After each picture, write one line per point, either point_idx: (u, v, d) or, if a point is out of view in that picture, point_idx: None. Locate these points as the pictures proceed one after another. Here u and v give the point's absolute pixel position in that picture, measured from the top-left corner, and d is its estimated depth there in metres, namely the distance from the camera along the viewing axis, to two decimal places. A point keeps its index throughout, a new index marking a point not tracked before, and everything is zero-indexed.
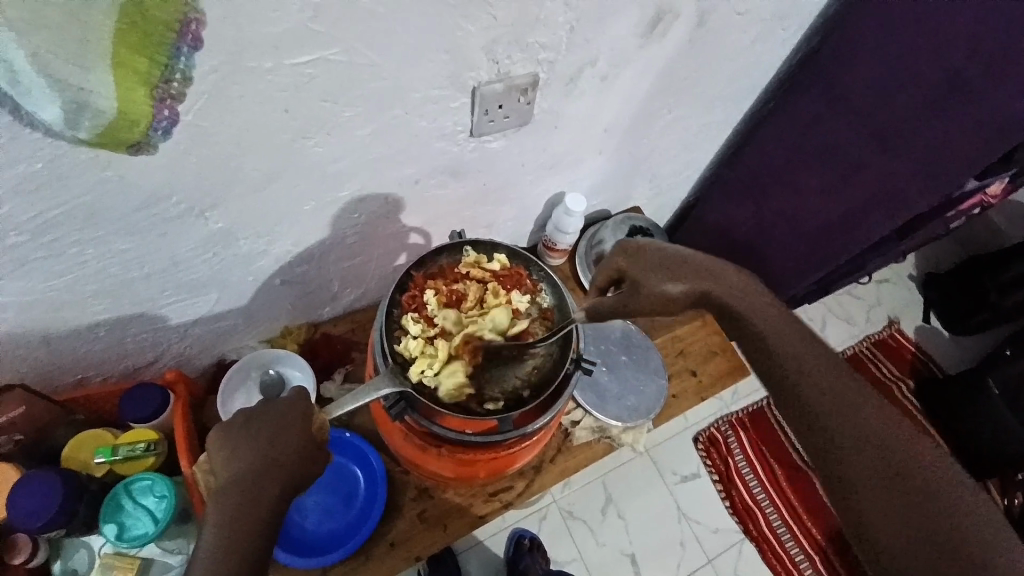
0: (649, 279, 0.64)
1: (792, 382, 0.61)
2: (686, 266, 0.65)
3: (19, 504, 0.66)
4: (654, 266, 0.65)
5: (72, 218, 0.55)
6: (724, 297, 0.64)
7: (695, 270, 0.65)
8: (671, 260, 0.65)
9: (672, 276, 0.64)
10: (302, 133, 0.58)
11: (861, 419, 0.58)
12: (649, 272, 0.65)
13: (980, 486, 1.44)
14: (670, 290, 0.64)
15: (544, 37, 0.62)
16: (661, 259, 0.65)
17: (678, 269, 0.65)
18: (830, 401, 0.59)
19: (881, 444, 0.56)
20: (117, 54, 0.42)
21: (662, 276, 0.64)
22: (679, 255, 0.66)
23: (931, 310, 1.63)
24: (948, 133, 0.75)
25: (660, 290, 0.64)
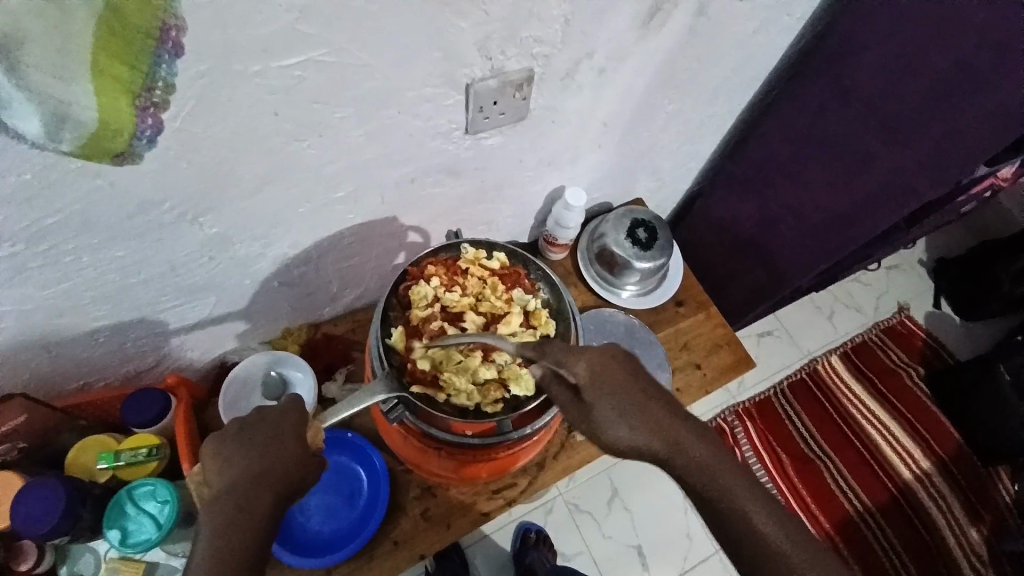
0: (602, 411, 0.55)
1: (730, 512, 0.56)
2: (644, 402, 0.56)
3: (22, 511, 0.67)
4: (613, 398, 0.55)
5: (63, 226, 0.54)
6: (682, 439, 0.57)
7: (643, 405, 0.56)
8: (631, 389, 0.56)
9: (624, 417, 0.55)
10: (294, 135, 0.57)
11: (798, 549, 0.55)
12: (605, 406, 0.55)
13: (990, 473, 1.43)
14: (623, 436, 0.55)
15: (538, 32, 0.61)
16: (615, 386, 0.56)
17: (634, 410, 0.56)
18: (760, 534, 0.55)
19: (794, 573, 0.54)
20: (97, 63, 0.40)
21: (618, 417, 0.55)
22: (631, 380, 0.56)
23: (941, 296, 1.61)
24: (958, 122, 0.72)
25: (612, 432, 0.55)
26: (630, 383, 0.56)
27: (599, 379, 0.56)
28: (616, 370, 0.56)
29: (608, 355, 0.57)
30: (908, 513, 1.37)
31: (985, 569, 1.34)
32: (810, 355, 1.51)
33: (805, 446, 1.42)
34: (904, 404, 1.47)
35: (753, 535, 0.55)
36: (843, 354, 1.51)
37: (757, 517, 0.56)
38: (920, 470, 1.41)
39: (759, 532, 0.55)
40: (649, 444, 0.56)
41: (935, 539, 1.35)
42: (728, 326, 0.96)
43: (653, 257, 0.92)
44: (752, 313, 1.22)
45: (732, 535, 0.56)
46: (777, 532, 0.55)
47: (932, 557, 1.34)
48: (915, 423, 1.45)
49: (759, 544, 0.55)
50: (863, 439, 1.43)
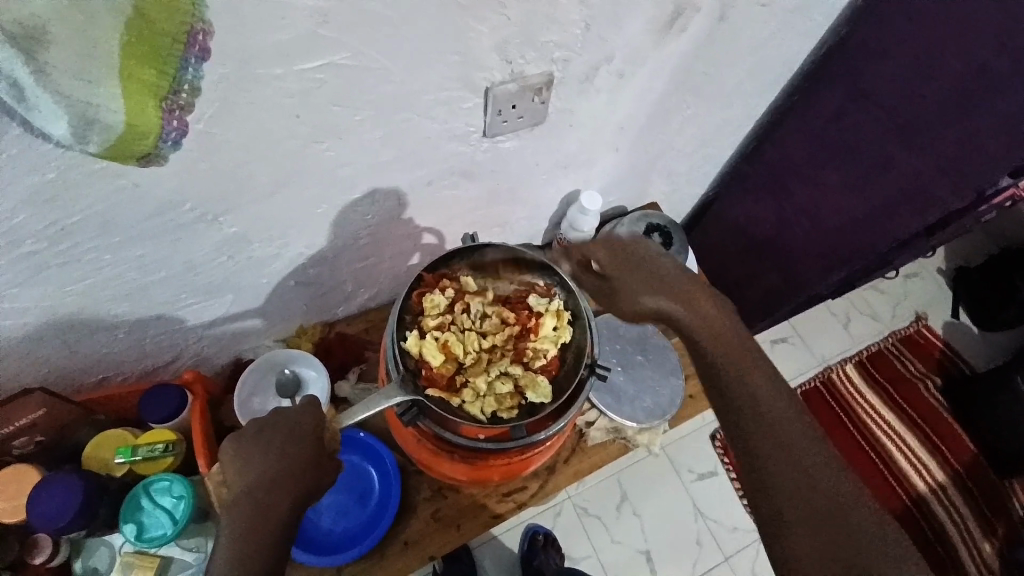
0: (628, 285, 0.61)
1: (756, 412, 0.57)
2: (666, 276, 0.62)
3: (41, 504, 0.68)
4: (639, 276, 0.62)
5: (86, 224, 0.55)
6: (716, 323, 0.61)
7: (673, 283, 0.62)
8: (672, 275, 0.63)
9: (652, 290, 0.61)
10: (313, 137, 0.58)
11: (821, 464, 0.54)
12: (629, 281, 0.61)
13: (1006, 486, 1.40)
14: (652, 304, 0.60)
15: (558, 36, 0.60)
16: (641, 268, 0.62)
17: (661, 283, 0.61)
18: (784, 437, 0.56)
19: (815, 485, 0.53)
20: (126, 66, 0.40)
21: (642, 288, 0.61)
22: (662, 265, 0.63)
23: (959, 306, 1.58)
24: (973, 126, 0.71)
25: (651, 306, 0.60)
26: (658, 261, 0.63)
27: (627, 260, 0.63)
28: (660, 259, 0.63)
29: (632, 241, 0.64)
30: (922, 525, 1.35)
31: None
32: (824, 362, 1.49)
33: None
34: (919, 414, 1.46)
35: (780, 444, 0.55)
36: (858, 362, 1.49)
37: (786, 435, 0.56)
38: (935, 482, 1.39)
39: (778, 434, 0.56)
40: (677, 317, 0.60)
41: (949, 554, 1.33)
42: None
43: None
44: (767, 318, 1.21)
45: (779, 474, 0.54)
46: (804, 445, 0.55)
47: (947, 571, 1.31)
48: (930, 433, 1.44)
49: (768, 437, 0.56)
50: (877, 448, 1.41)
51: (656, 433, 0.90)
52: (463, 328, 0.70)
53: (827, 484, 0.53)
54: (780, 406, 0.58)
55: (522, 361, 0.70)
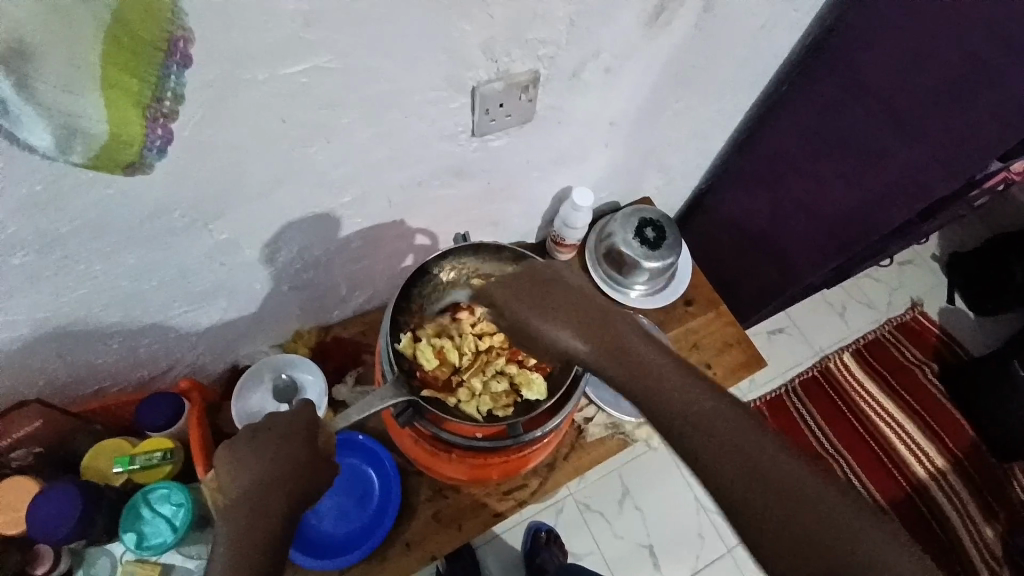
0: (524, 314, 0.57)
1: (684, 421, 0.52)
2: (558, 301, 0.58)
3: (40, 515, 0.68)
4: (528, 304, 0.58)
5: (77, 234, 0.55)
6: (624, 345, 0.56)
7: (562, 300, 0.58)
8: (569, 300, 0.58)
9: (558, 320, 0.57)
10: (301, 140, 0.58)
11: (770, 452, 0.49)
12: (532, 310, 0.57)
13: (1006, 470, 1.41)
14: (563, 338, 0.57)
15: (543, 32, 0.60)
16: (532, 291, 0.59)
17: (562, 311, 0.57)
18: (720, 440, 0.50)
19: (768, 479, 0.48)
20: (106, 75, 0.41)
21: (547, 316, 0.57)
22: (556, 288, 0.59)
23: (956, 292, 1.59)
24: (967, 117, 0.72)
25: (562, 343, 0.57)
26: (557, 285, 0.60)
27: (510, 291, 0.60)
28: (545, 277, 0.61)
29: (521, 274, 0.61)
30: (922, 510, 1.36)
31: (1002, 569, 1.32)
32: (821, 352, 1.49)
33: (817, 442, 1.41)
34: (917, 400, 1.46)
35: (722, 445, 0.50)
36: (855, 351, 1.49)
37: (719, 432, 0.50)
38: (935, 468, 1.39)
39: (716, 441, 0.50)
40: (590, 357, 0.57)
41: (951, 539, 1.33)
42: (739, 325, 0.95)
43: (661, 256, 0.91)
44: (762, 310, 1.21)
45: (725, 472, 0.49)
46: (737, 435, 0.50)
47: (949, 557, 1.32)
48: (928, 419, 1.44)
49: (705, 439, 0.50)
50: (876, 436, 1.42)
51: (654, 427, 0.91)
52: (457, 331, 0.72)
53: (776, 470, 0.48)
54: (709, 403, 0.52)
55: (517, 360, 0.71)
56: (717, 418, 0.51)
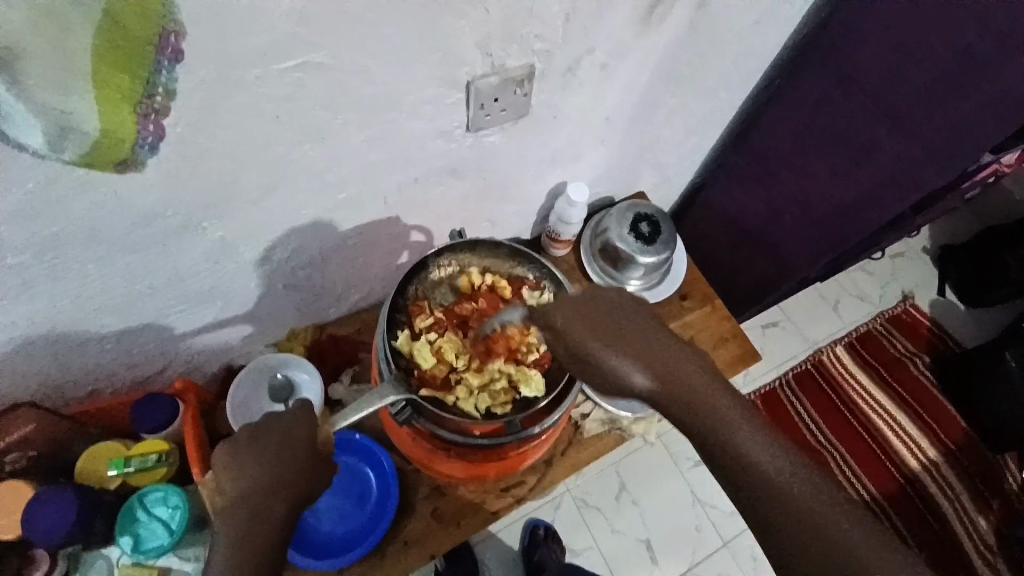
0: (596, 348, 0.55)
1: (748, 473, 0.53)
2: (626, 333, 0.56)
3: (35, 520, 0.67)
4: (596, 335, 0.56)
5: (69, 236, 0.54)
6: (688, 384, 0.55)
7: (633, 335, 0.56)
8: (648, 338, 0.57)
9: (628, 357, 0.55)
10: (295, 139, 0.57)
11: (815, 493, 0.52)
12: (599, 343, 0.55)
13: (998, 460, 1.43)
14: (631, 375, 0.55)
15: (539, 28, 0.60)
16: (601, 320, 0.57)
17: (618, 339, 0.56)
18: (784, 498, 0.51)
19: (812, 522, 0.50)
20: (100, 76, 0.40)
21: (608, 348, 0.55)
22: (626, 319, 0.57)
23: (946, 284, 1.60)
24: (957, 110, 0.72)
25: (624, 376, 0.55)
26: (620, 311, 0.58)
27: (577, 315, 0.57)
28: (623, 307, 0.59)
29: (584, 302, 0.58)
30: (917, 502, 1.37)
31: (995, 558, 1.34)
32: (815, 345, 1.50)
33: (812, 436, 1.42)
34: (910, 393, 1.47)
35: (777, 500, 0.51)
36: (848, 344, 1.50)
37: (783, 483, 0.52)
38: (928, 459, 1.41)
39: (764, 479, 0.52)
40: (657, 393, 0.55)
41: (945, 530, 1.35)
42: (734, 320, 0.95)
43: (657, 251, 0.91)
44: (758, 304, 1.22)
45: (763, 503, 0.52)
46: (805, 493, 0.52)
47: (943, 547, 1.34)
48: (922, 411, 1.45)
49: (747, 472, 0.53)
50: (870, 429, 1.43)
51: (651, 422, 0.91)
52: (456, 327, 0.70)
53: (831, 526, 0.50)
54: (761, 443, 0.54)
55: (517, 358, 0.70)
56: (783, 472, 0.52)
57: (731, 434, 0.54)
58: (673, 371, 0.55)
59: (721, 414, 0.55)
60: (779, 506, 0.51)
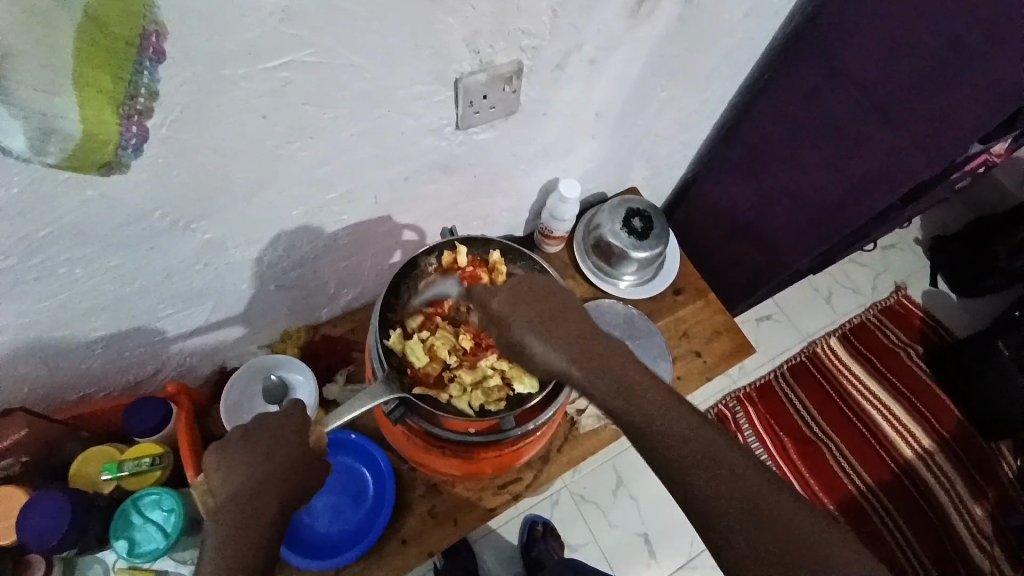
0: (525, 333, 0.57)
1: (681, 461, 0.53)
2: (550, 320, 0.58)
3: (29, 525, 0.67)
4: (527, 318, 0.58)
5: (56, 238, 0.54)
6: (619, 371, 0.57)
7: (559, 324, 0.59)
8: (563, 322, 0.59)
9: (546, 338, 0.57)
10: (283, 138, 0.57)
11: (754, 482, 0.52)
12: (522, 323, 0.57)
13: (992, 449, 1.44)
14: (543, 353, 0.57)
15: (527, 24, 0.60)
16: (529, 308, 0.59)
17: (553, 328, 0.58)
18: (729, 485, 0.51)
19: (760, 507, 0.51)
20: (81, 75, 0.39)
21: (530, 330, 0.57)
22: (564, 311, 0.60)
23: (939, 275, 1.61)
24: (944, 102, 0.72)
25: (549, 361, 0.57)
26: (559, 304, 0.60)
27: (518, 302, 0.59)
28: (552, 295, 0.61)
29: (535, 285, 0.61)
30: (911, 491, 1.38)
31: (991, 546, 1.34)
32: (809, 337, 1.51)
33: (807, 428, 1.43)
34: (904, 383, 1.48)
35: (722, 490, 0.51)
36: (842, 335, 1.51)
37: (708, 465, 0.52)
38: (922, 449, 1.42)
39: (695, 467, 0.52)
40: (573, 372, 0.57)
41: (940, 518, 1.36)
42: (728, 313, 0.96)
43: (650, 246, 0.92)
44: (752, 297, 1.22)
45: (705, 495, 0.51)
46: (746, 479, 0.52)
47: (938, 536, 1.34)
48: (915, 401, 1.46)
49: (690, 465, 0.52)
50: (864, 419, 1.44)
51: None
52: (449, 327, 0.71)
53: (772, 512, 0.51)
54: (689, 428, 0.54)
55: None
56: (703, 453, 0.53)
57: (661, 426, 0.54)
58: (578, 358, 0.57)
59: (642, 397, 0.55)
60: (718, 490, 0.51)
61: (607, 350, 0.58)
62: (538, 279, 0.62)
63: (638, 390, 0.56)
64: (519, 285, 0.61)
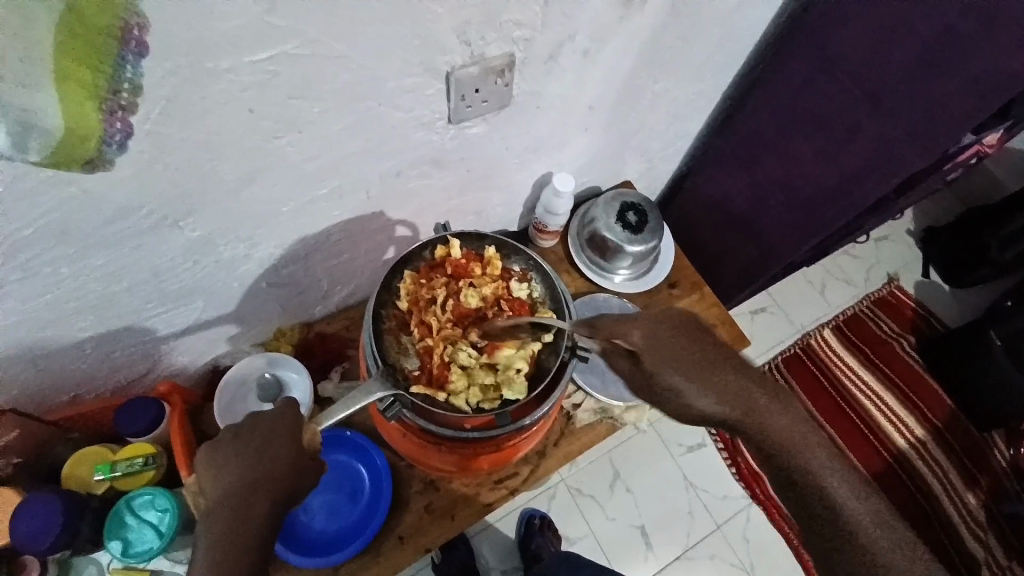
0: (665, 371, 0.56)
1: (818, 503, 0.53)
2: (704, 360, 0.57)
3: (22, 526, 0.67)
4: (671, 359, 0.56)
5: (41, 237, 0.53)
6: (767, 419, 0.56)
7: (701, 362, 0.57)
8: (708, 357, 0.58)
9: (690, 377, 0.56)
10: (272, 132, 0.56)
11: (883, 530, 0.51)
12: (666, 365, 0.56)
13: (985, 438, 1.45)
14: (698, 400, 0.56)
15: (517, 15, 0.59)
16: (676, 347, 0.57)
17: (701, 368, 0.57)
18: (847, 526, 0.51)
19: (879, 556, 0.50)
20: (61, 67, 0.39)
21: (677, 371, 0.56)
22: (699, 347, 0.58)
23: (931, 266, 1.62)
24: (940, 90, 0.72)
25: (695, 403, 0.56)
26: (701, 341, 0.59)
27: (657, 345, 0.57)
28: (693, 327, 0.60)
29: (657, 318, 0.59)
30: (904, 479, 1.39)
31: (985, 535, 1.36)
32: (802, 329, 1.52)
33: (801, 419, 1.43)
34: (898, 373, 1.49)
35: (845, 532, 0.51)
36: (836, 327, 1.52)
37: (867, 527, 0.51)
38: (915, 438, 1.43)
39: (838, 515, 0.52)
40: (728, 416, 0.56)
41: (933, 507, 1.37)
42: (723, 306, 0.96)
43: (644, 240, 0.91)
44: (745, 291, 1.23)
45: (823, 523, 0.53)
46: (872, 526, 0.51)
47: (931, 524, 1.36)
48: (909, 391, 1.48)
49: (816, 498, 0.53)
50: (858, 410, 1.45)
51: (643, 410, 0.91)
52: (434, 296, 0.70)
53: (899, 562, 0.50)
54: (832, 476, 0.54)
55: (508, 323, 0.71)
56: (871, 516, 0.52)
57: (816, 473, 0.53)
58: (747, 402, 0.56)
59: (798, 442, 0.55)
60: (846, 542, 0.51)
61: (769, 393, 0.58)
62: (677, 312, 0.60)
63: (794, 435, 0.55)
64: (656, 322, 0.59)
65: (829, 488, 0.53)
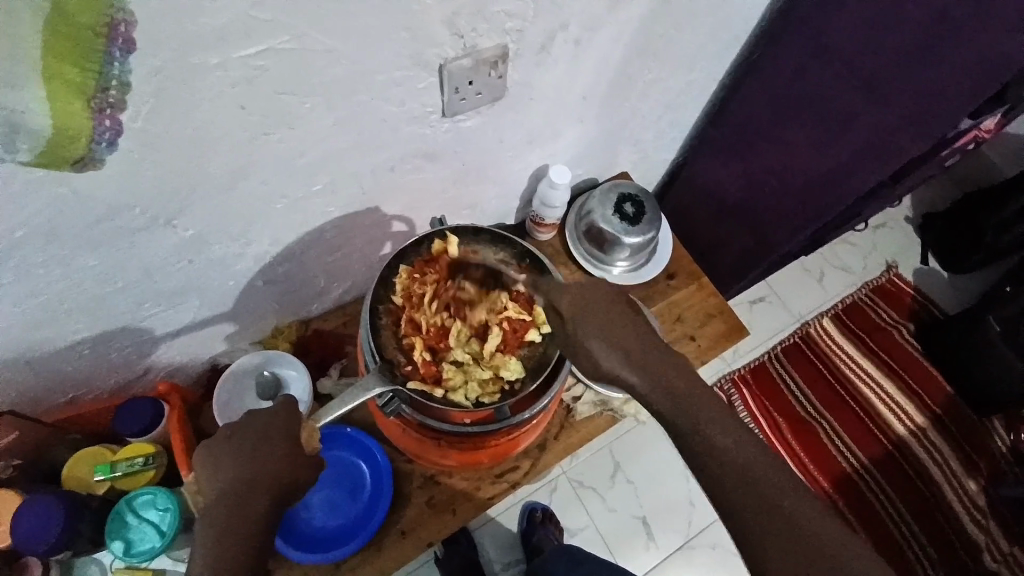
0: (586, 337, 0.58)
1: (715, 459, 0.56)
2: (619, 324, 0.59)
3: (24, 526, 0.67)
4: (596, 322, 0.59)
5: (33, 238, 0.53)
6: (678, 386, 0.58)
7: (624, 330, 0.59)
8: (624, 325, 0.60)
9: (613, 344, 0.58)
10: (262, 128, 0.56)
11: (776, 480, 0.56)
12: (587, 328, 0.59)
13: (985, 423, 1.46)
14: (615, 367, 0.57)
15: (507, 5, 0.59)
16: (597, 312, 0.60)
17: (616, 333, 0.59)
18: (743, 479, 0.55)
19: (773, 503, 0.54)
20: (47, 65, 0.38)
21: (597, 337, 0.58)
22: (620, 314, 0.60)
23: (928, 252, 1.61)
24: (934, 75, 0.71)
25: (611, 369, 0.57)
26: (620, 311, 0.61)
27: (580, 308, 0.60)
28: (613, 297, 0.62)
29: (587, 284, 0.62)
30: (903, 466, 1.40)
31: (986, 520, 1.36)
32: (801, 318, 1.52)
33: (800, 408, 1.44)
34: (896, 360, 1.50)
35: (742, 484, 0.55)
36: (835, 315, 1.52)
37: (757, 474, 0.56)
38: (914, 425, 1.43)
39: (734, 469, 0.55)
40: (643, 389, 0.58)
41: (933, 493, 1.38)
42: (721, 295, 0.95)
43: (641, 231, 0.91)
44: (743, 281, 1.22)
45: (721, 478, 0.56)
46: (765, 475, 0.56)
47: (930, 509, 1.36)
48: (907, 377, 1.48)
49: (713, 457, 0.56)
50: (858, 398, 1.45)
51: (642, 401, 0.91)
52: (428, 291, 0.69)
53: (784, 506, 0.54)
54: (728, 434, 0.57)
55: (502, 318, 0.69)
56: (761, 465, 0.56)
57: (712, 432, 0.57)
58: (656, 368, 0.58)
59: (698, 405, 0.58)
60: (742, 493, 0.55)
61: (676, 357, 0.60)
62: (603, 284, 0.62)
63: (696, 399, 0.58)
64: (577, 289, 0.62)
65: (725, 445, 0.56)
